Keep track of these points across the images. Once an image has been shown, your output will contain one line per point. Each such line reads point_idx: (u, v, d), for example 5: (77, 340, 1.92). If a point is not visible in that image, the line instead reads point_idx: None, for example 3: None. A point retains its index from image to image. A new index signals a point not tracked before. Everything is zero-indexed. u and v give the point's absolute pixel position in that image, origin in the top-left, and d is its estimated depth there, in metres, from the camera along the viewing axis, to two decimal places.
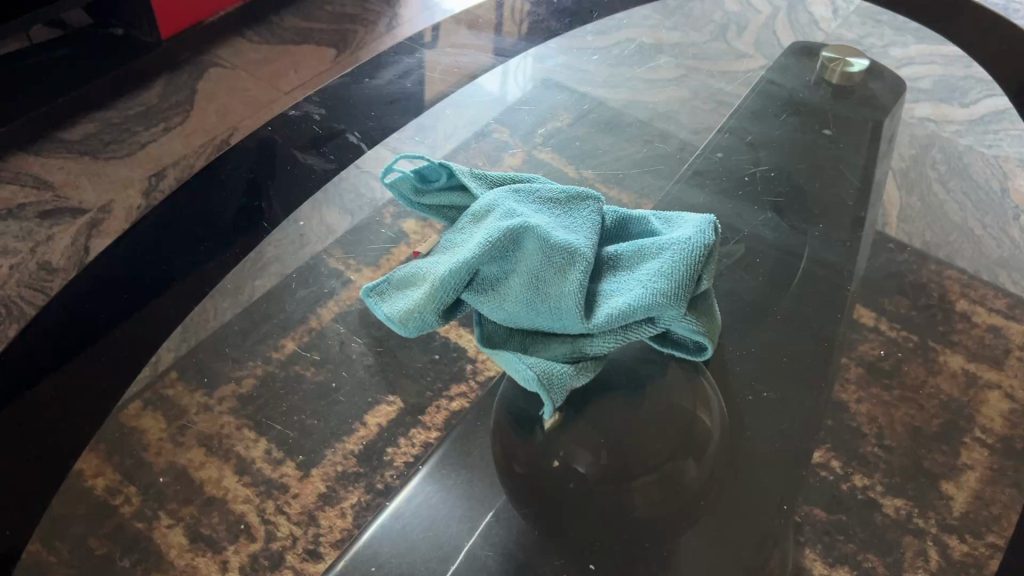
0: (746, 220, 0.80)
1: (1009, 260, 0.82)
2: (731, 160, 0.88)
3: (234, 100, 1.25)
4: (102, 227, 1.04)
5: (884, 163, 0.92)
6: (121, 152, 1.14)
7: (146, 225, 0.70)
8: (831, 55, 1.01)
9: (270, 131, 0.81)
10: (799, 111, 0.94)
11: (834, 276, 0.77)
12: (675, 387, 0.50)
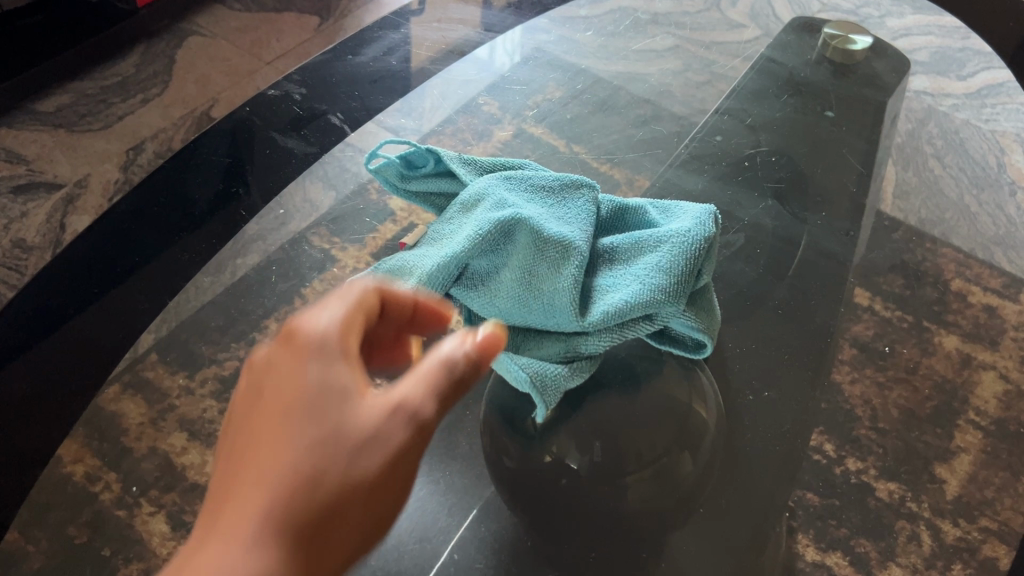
0: (746, 209, 0.78)
1: (1006, 237, 0.79)
2: (732, 143, 0.85)
3: (214, 71, 1.20)
4: (80, 204, 0.98)
5: (885, 143, 0.89)
6: (97, 125, 1.09)
7: (121, 212, 0.69)
8: (833, 32, 0.96)
9: (248, 112, 0.78)
10: (800, 91, 0.92)
11: (834, 267, 0.74)
12: (669, 380, 0.49)
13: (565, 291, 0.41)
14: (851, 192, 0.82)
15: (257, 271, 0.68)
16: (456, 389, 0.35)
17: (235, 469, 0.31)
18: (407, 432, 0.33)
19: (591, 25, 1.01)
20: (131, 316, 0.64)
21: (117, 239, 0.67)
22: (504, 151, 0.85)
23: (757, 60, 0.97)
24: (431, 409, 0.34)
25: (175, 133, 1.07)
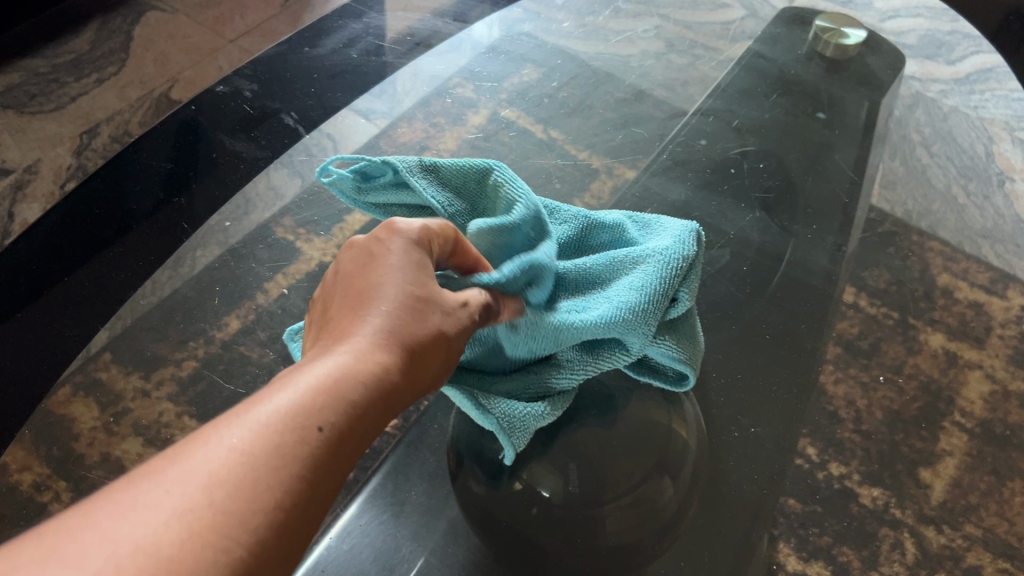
0: (731, 220, 0.75)
1: (995, 229, 0.75)
2: (716, 148, 0.82)
3: (173, 48, 1.08)
4: (29, 189, 0.83)
5: (880, 147, 0.84)
6: (48, 105, 0.96)
7: (47, 225, 0.59)
8: (825, 25, 0.94)
9: (194, 112, 0.71)
10: (788, 89, 0.89)
11: (819, 285, 0.70)
12: (651, 409, 0.50)
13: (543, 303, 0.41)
14: (842, 202, 0.78)
15: (212, 267, 0.64)
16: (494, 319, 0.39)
17: (349, 297, 0.33)
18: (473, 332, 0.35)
19: (566, 6, 0.97)
20: (57, 346, 0.54)
21: (45, 250, 0.58)
22: (477, 138, 0.81)
23: (743, 54, 0.93)
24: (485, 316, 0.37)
25: (137, 115, 0.93)
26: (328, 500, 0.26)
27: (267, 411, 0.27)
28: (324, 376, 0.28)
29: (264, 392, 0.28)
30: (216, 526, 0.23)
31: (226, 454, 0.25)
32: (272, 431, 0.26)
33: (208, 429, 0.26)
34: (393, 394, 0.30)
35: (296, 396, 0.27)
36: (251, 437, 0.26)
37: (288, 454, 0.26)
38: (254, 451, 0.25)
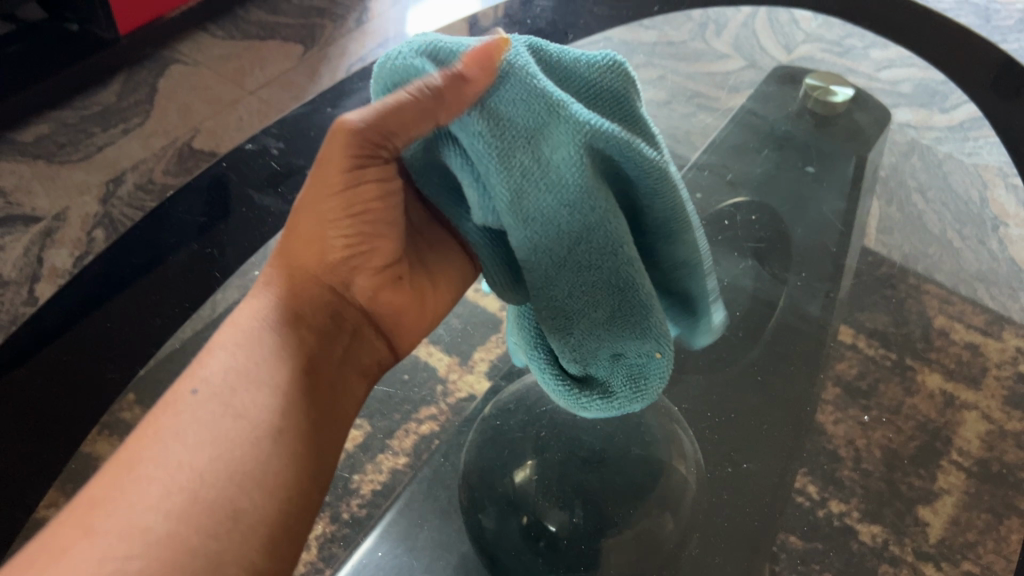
0: (727, 266, 0.75)
1: (988, 273, 0.78)
2: (711, 202, 0.81)
3: (195, 99, 1.09)
4: (58, 236, 0.90)
5: (866, 200, 0.85)
6: (77, 156, 1.00)
7: (90, 278, 0.58)
8: (814, 82, 0.90)
9: (224, 167, 0.68)
10: (780, 143, 0.87)
11: (813, 330, 0.71)
12: (653, 446, 0.53)
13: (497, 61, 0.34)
14: (832, 253, 0.78)
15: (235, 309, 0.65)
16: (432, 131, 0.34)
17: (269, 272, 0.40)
18: (380, 171, 0.36)
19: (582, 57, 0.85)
20: (91, 392, 0.54)
21: (75, 299, 0.57)
22: None
23: (735, 111, 0.92)
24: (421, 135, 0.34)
25: (159, 164, 0.99)
26: (287, 426, 0.35)
27: (191, 394, 0.35)
28: (240, 359, 0.36)
29: (173, 388, 0.36)
30: (189, 502, 0.31)
31: (176, 445, 0.33)
32: (199, 416, 0.34)
33: (147, 427, 0.34)
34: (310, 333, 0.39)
35: (216, 376, 0.35)
36: (189, 427, 0.34)
37: (223, 426, 0.34)
38: (196, 441, 0.33)
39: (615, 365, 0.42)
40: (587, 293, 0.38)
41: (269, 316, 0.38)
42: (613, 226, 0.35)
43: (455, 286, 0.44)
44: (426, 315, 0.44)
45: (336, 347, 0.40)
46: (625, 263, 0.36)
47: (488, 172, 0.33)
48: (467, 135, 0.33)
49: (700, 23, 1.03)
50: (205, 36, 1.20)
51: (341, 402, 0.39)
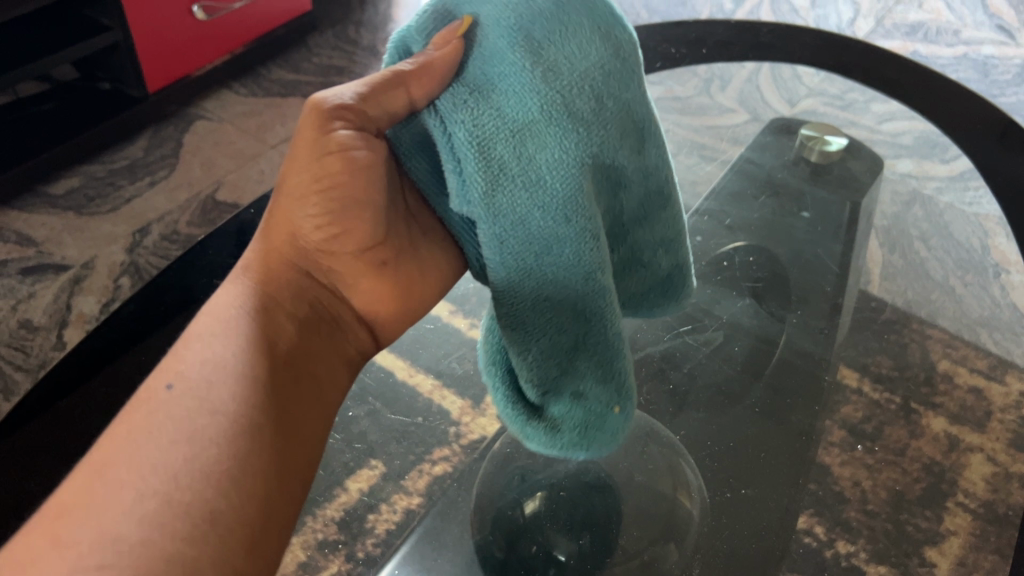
0: (725, 306, 0.79)
1: (990, 318, 0.79)
2: (712, 244, 0.85)
3: (219, 152, 1.14)
4: (86, 285, 0.94)
5: (863, 240, 0.87)
6: (105, 207, 1.04)
7: (126, 316, 0.62)
8: (809, 133, 0.93)
9: (252, 215, 0.71)
10: (777, 190, 0.91)
11: (811, 367, 0.74)
12: (652, 481, 0.62)
13: (501, 50, 0.38)
14: (829, 291, 0.81)
15: None
16: (403, 106, 0.39)
17: (254, 258, 0.43)
18: (342, 140, 0.40)
19: None
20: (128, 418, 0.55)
21: (112, 337, 0.60)
22: None
23: (734, 159, 0.96)
24: (394, 108, 0.39)
25: (185, 216, 1.04)
26: (260, 420, 0.36)
27: (168, 394, 0.36)
28: (219, 357, 0.38)
29: (149, 386, 0.37)
30: (164, 501, 0.32)
31: (155, 445, 0.33)
32: (177, 414, 0.35)
33: (123, 425, 0.35)
34: (285, 313, 0.42)
35: (195, 375, 0.37)
36: (166, 427, 0.34)
37: (199, 423, 0.35)
38: (172, 439, 0.34)
39: (574, 406, 0.46)
40: (552, 300, 0.42)
41: (247, 298, 0.41)
42: (586, 246, 0.39)
43: (437, 272, 0.47)
44: (409, 304, 0.47)
45: (316, 332, 0.43)
46: (592, 287, 0.41)
47: (466, 159, 0.37)
48: (457, 119, 0.37)
49: (705, 78, 1.01)
50: (229, 93, 1.25)
51: (322, 392, 0.41)
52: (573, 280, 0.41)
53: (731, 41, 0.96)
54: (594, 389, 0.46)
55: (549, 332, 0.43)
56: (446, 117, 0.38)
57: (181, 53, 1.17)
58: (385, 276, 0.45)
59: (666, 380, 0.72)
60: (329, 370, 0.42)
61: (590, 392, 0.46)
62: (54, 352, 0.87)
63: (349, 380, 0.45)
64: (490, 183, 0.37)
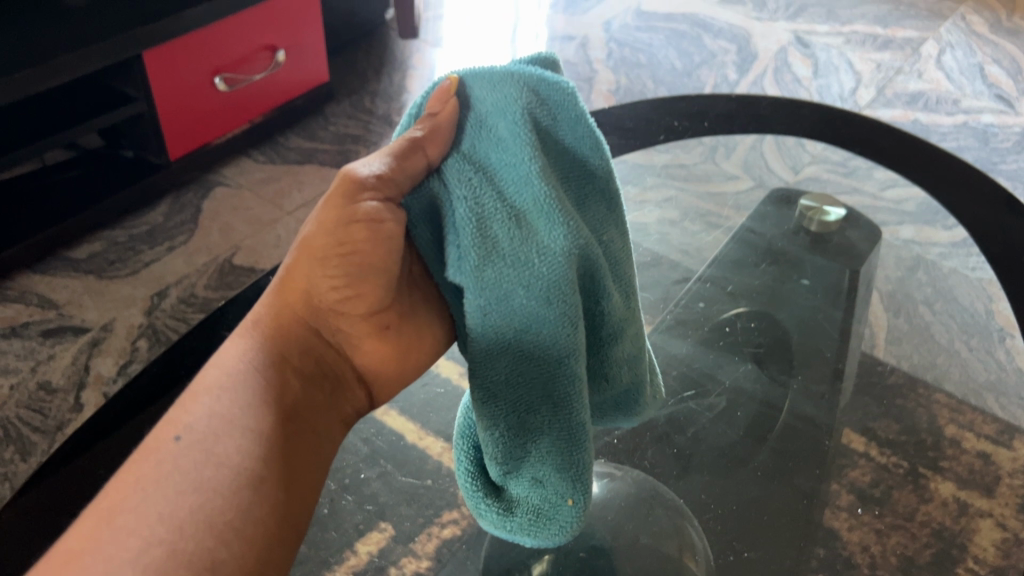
0: (727, 371, 0.79)
1: (998, 383, 0.81)
2: (714, 310, 0.85)
3: (237, 218, 1.17)
4: (104, 346, 0.97)
5: (863, 309, 0.89)
6: (124, 271, 1.07)
7: (147, 377, 0.63)
8: (808, 204, 0.96)
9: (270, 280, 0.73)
10: (777, 258, 0.91)
11: (814, 432, 0.75)
12: (658, 539, 0.63)
13: (508, 136, 0.40)
14: (831, 359, 0.82)
15: None
16: (421, 170, 0.41)
17: (262, 312, 0.45)
18: (368, 211, 0.41)
19: None
20: None
21: (132, 398, 0.61)
22: None
23: (736, 227, 0.96)
24: (413, 173, 0.41)
25: (202, 280, 1.06)
26: (264, 471, 0.38)
27: (177, 443, 0.38)
28: (224, 410, 0.40)
29: (159, 434, 0.39)
30: (166, 548, 0.34)
31: (163, 493, 0.36)
32: (184, 464, 0.38)
33: (134, 471, 0.37)
34: (291, 373, 0.43)
35: (202, 426, 0.39)
36: (173, 476, 0.37)
37: (205, 474, 0.37)
38: (179, 489, 0.36)
39: (534, 490, 0.46)
40: (529, 379, 0.42)
41: (254, 356, 0.43)
42: (564, 332, 0.41)
43: (433, 338, 0.49)
44: (408, 366, 0.49)
45: (317, 390, 0.44)
46: (565, 375, 0.42)
47: (461, 226, 0.39)
48: (460, 192, 0.40)
49: (711, 147, 1.02)
50: (248, 161, 1.29)
51: (321, 449, 0.43)
52: (547, 363, 0.42)
53: (732, 114, 0.97)
54: (553, 477, 0.45)
55: (520, 410, 0.44)
56: (451, 187, 0.40)
57: (202, 124, 1.21)
58: (388, 341, 0.46)
59: (671, 444, 0.73)
60: (326, 429, 0.44)
61: (548, 479, 0.45)
62: (72, 413, 0.89)
63: (342, 435, 0.46)
64: (480, 258, 0.39)
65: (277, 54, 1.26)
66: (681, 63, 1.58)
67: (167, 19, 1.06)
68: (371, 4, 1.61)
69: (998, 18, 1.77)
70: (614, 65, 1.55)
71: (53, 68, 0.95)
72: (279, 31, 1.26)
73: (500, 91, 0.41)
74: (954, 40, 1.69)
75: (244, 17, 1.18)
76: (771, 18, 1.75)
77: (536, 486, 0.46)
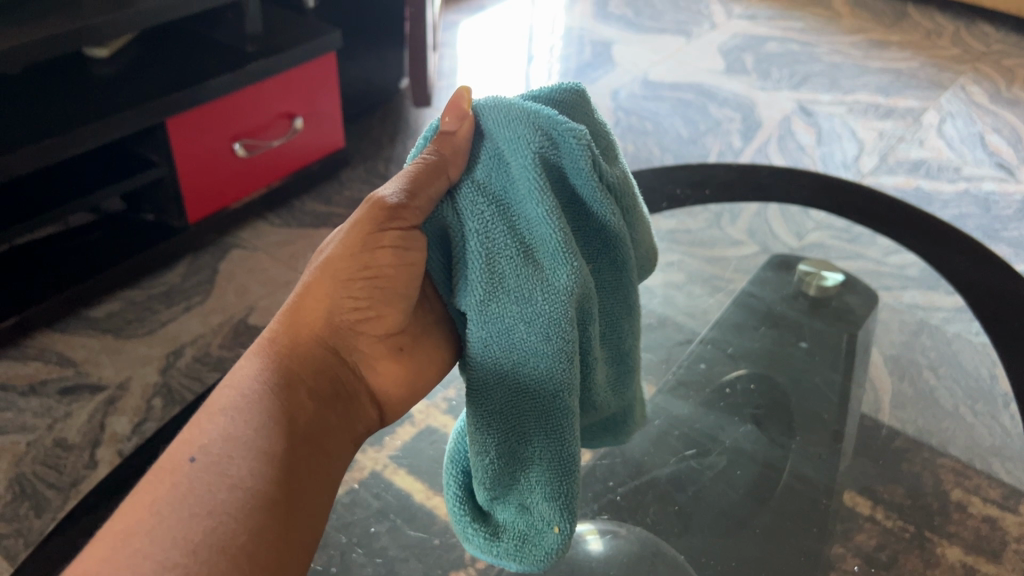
0: (729, 432, 0.80)
1: (1003, 448, 0.82)
2: (715, 371, 0.87)
3: (253, 279, 1.20)
4: (121, 404, 0.98)
5: (863, 373, 0.90)
6: (141, 330, 1.09)
7: (160, 432, 0.64)
8: (808, 269, 0.98)
9: None
10: (776, 322, 0.93)
11: (813, 492, 0.75)
12: None
13: (521, 175, 0.42)
14: (826, 421, 0.83)
15: None
16: (438, 196, 0.44)
17: (276, 328, 0.45)
18: (394, 239, 0.44)
19: None
20: None
21: (146, 452, 0.62)
22: None
23: (736, 292, 0.98)
24: (431, 198, 0.44)
25: (217, 339, 1.08)
26: (275, 494, 0.39)
27: (190, 465, 0.39)
28: (238, 429, 0.41)
29: (173, 454, 0.40)
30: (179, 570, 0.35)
31: (176, 515, 0.37)
32: (199, 485, 0.38)
33: (150, 492, 0.38)
34: (304, 388, 0.44)
35: (215, 446, 0.40)
36: (187, 498, 0.38)
37: (218, 496, 0.38)
38: (193, 511, 0.37)
39: (520, 517, 0.47)
40: (525, 412, 0.44)
41: (268, 373, 0.43)
42: (561, 367, 0.43)
43: (441, 359, 0.51)
44: (416, 387, 0.51)
45: (331, 410, 0.45)
46: (558, 408, 0.44)
47: (472, 259, 0.42)
48: (472, 224, 0.42)
49: (715, 213, 1.02)
50: (264, 224, 1.32)
51: (332, 469, 0.44)
52: (542, 398, 0.44)
53: (732, 182, 1.00)
54: (539, 510, 0.47)
55: (512, 443, 0.45)
56: (464, 219, 0.43)
57: (219, 188, 1.24)
58: (400, 361, 0.49)
59: (672, 502, 0.73)
60: (339, 448, 0.45)
61: (534, 512, 0.47)
62: (86, 470, 0.91)
63: (353, 454, 0.47)
64: (486, 292, 0.41)
65: (294, 122, 1.29)
66: (686, 131, 1.62)
67: (190, 89, 1.10)
68: (386, 74, 1.66)
69: (997, 89, 1.82)
70: (621, 133, 1.59)
71: (81, 135, 0.99)
72: (297, 99, 1.30)
73: (513, 129, 0.42)
74: (954, 110, 1.72)
75: (264, 86, 1.23)
76: (775, 88, 1.79)
77: (522, 512, 0.47)
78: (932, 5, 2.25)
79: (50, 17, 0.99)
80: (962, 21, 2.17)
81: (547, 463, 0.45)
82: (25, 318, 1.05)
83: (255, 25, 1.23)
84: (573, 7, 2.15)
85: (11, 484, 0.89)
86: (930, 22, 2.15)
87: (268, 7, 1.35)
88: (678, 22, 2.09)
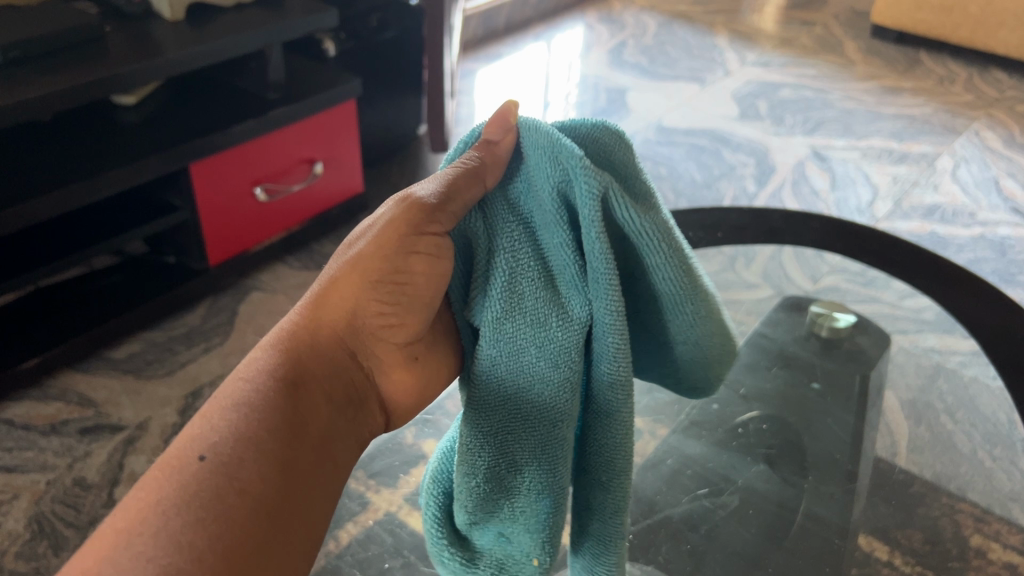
0: (741, 471, 0.80)
1: (1020, 493, 0.82)
2: (728, 412, 0.86)
3: (272, 321, 1.21)
4: (139, 444, 0.99)
5: (875, 414, 0.90)
6: (161, 370, 1.11)
7: None
8: (819, 310, 0.99)
9: None
10: (789, 363, 0.93)
11: (826, 532, 0.75)
12: None
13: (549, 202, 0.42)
14: (840, 462, 0.82)
15: None
16: (468, 204, 0.44)
17: (299, 319, 0.46)
18: (427, 244, 0.45)
19: None
20: None
21: None
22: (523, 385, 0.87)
23: (748, 331, 0.98)
24: (464, 205, 0.44)
25: None
26: (278, 502, 0.39)
27: (198, 463, 0.39)
28: (249, 426, 0.40)
29: (180, 449, 0.40)
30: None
31: (183, 516, 0.37)
32: (205, 486, 0.38)
33: (156, 491, 0.38)
34: (317, 389, 0.44)
35: (224, 444, 0.40)
36: (193, 499, 0.37)
37: (225, 501, 0.38)
38: (202, 514, 0.37)
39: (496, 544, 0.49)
40: (524, 437, 0.45)
41: (281, 368, 0.43)
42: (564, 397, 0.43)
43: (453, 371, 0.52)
44: (426, 396, 0.51)
45: (341, 412, 0.46)
46: (556, 436, 0.44)
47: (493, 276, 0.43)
48: (498, 241, 0.43)
49: (730, 256, 1.01)
50: (283, 267, 1.34)
51: (337, 474, 0.44)
52: (542, 425, 0.44)
53: (745, 225, 1.01)
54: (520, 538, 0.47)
55: (506, 467, 0.45)
56: (491, 234, 0.44)
57: (238, 232, 1.26)
58: (413, 370, 0.49)
59: (684, 541, 0.73)
60: (346, 452, 0.45)
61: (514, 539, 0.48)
62: (104, 509, 0.91)
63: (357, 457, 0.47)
64: (502, 311, 0.42)
65: (314, 166, 1.32)
66: (700, 176, 1.64)
67: (214, 135, 1.13)
68: (406, 120, 1.69)
69: (1011, 134, 1.83)
70: None
71: (110, 178, 1.02)
72: (318, 144, 1.33)
73: (544, 156, 0.42)
74: (968, 155, 1.73)
75: (285, 132, 1.25)
76: (789, 134, 1.81)
77: (498, 539, 0.48)
78: (945, 53, 2.28)
79: (81, 66, 1.02)
80: (974, 68, 2.19)
81: (538, 493, 0.45)
82: (47, 359, 1.06)
83: (278, 73, 1.25)
84: (588, 55, 2.19)
85: (30, 523, 0.90)
86: (942, 69, 2.17)
87: (291, 55, 1.39)
88: (692, 69, 2.12)
